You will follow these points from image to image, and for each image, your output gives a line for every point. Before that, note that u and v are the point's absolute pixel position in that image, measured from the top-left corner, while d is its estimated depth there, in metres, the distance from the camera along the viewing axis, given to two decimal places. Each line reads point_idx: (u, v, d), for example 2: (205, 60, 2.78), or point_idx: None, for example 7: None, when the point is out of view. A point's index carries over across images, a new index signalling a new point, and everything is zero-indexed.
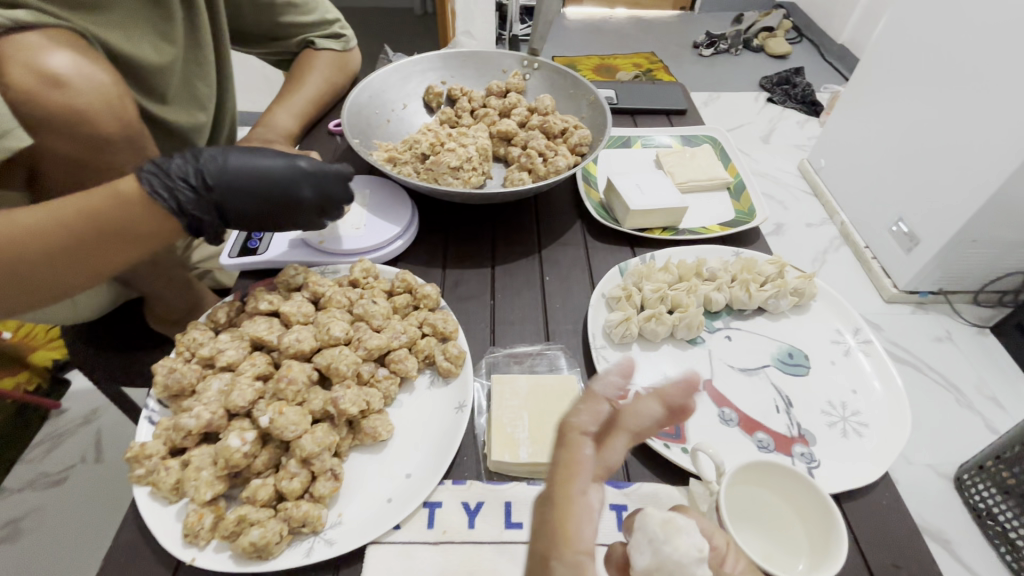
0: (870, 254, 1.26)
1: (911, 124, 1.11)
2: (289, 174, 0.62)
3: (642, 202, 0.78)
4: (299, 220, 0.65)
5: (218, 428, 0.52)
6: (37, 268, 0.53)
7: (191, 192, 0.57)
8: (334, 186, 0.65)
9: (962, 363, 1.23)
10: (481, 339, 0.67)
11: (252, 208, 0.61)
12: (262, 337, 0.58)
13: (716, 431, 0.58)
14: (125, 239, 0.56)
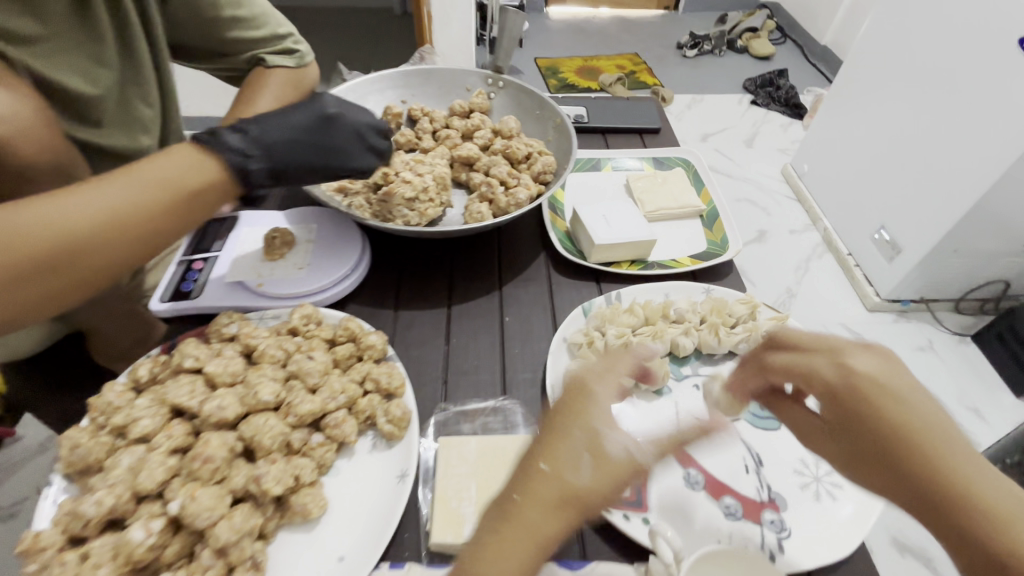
0: (852, 262, 1.23)
1: (894, 133, 1.08)
2: (309, 100, 0.61)
3: (608, 235, 0.73)
4: (335, 144, 0.60)
5: (124, 514, 0.46)
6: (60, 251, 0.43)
7: (232, 132, 0.53)
8: (355, 110, 0.64)
9: (944, 373, 1.20)
10: (431, 393, 0.61)
11: (295, 145, 0.57)
12: (182, 403, 0.52)
13: (680, 500, 0.54)
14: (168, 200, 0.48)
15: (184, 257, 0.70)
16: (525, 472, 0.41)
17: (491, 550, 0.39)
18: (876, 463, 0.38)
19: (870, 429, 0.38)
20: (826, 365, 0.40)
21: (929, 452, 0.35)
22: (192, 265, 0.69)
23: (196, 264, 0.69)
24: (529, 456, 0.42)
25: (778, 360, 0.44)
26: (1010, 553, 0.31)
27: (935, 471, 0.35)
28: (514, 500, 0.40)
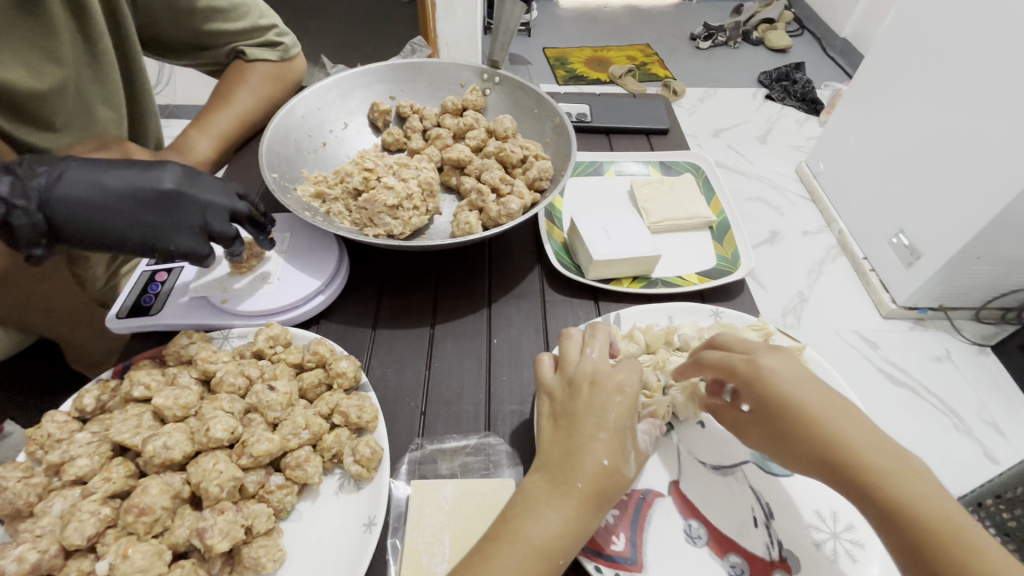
0: (869, 268, 1.13)
1: (916, 130, 1.00)
2: (151, 168, 0.57)
3: (608, 250, 0.67)
4: (158, 223, 0.55)
5: (52, 570, 0.41)
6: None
7: (7, 177, 0.50)
8: (203, 187, 0.59)
9: (963, 386, 1.10)
10: (408, 425, 0.56)
11: (91, 209, 0.53)
12: (125, 440, 0.47)
13: (681, 558, 0.48)
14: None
15: (146, 268, 0.65)
16: (573, 453, 0.44)
17: (543, 509, 0.42)
18: (783, 438, 0.45)
19: (779, 410, 0.45)
20: (740, 362, 0.49)
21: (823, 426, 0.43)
22: (154, 277, 0.64)
23: (159, 276, 0.64)
24: (567, 433, 0.46)
25: (709, 357, 0.51)
26: (902, 501, 0.39)
27: (830, 443, 0.42)
28: (574, 483, 0.43)
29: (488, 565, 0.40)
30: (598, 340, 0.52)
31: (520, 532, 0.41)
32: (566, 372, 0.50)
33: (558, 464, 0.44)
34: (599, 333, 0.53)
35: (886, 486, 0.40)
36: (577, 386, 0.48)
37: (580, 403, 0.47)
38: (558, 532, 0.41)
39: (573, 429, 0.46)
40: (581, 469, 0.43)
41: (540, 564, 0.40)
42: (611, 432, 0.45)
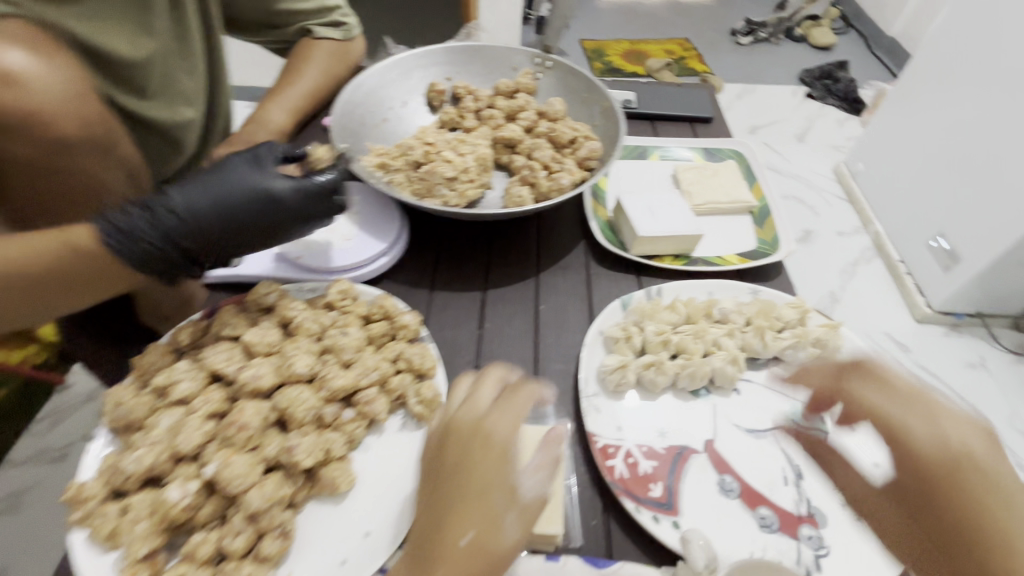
0: (904, 269, 1.12)
1: (963, 131, 1.00)
2: (261, 204, 0.58)
3: (653, 227, 0.70)
4: (283, 238, 0.62)
5: (162, 473, 0.47)
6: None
7: (153, 249, 0.53)
8: (313, 206, 0.61)
9: (997, 396, 1.06)
10: (463, 375, 0.61)
11: (233, 246, 0.58)
12: (220, 369, 0.53)
13: (713, 505, 0.52)
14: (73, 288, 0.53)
15: None
16: (438, 531, 0.38)
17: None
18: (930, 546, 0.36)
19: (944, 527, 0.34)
20: (908, 440, 0.38)
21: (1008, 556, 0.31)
22: None
23: None
24: (439, 495, 0.39)
25: (849, 418, 0.41)
26: None
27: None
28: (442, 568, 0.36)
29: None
30: (490, 380, 0.45)
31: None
32: (448, 418, 0.43)
33: (424, 550, 0.38)
34: (488, 377, 0.45)
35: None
36: (455, 433, 0.42)
37: (458, 460, 0.40)
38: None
39: (445, 491, 0.39)
40: (444, 558, 0.36)
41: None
42: (478, 500, 0.38)
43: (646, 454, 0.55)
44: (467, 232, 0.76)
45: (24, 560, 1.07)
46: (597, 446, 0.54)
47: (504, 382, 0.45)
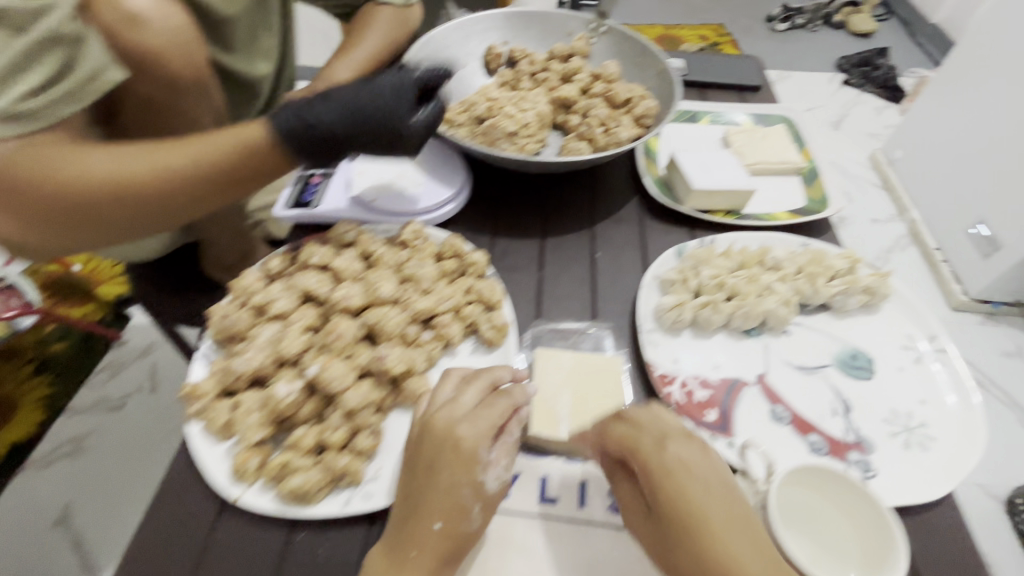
0: (940, 257, 0.99)
1: None
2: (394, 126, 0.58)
3: (707, 181, 0.73)
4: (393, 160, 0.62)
5: (267, 375, 0.53)
6: (151, 219, 0.54)
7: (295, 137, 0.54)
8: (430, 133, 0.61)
9: None
10: (526, 311, 0.66)
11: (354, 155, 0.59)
12: (313, 290, 0.58)
13: (766, 429, 0.55)
14: (234, 190, 0.55)
15: (302, 173, 0.76)
16: (407, 523, 0.43)
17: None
18: (663, 535, 0.42)
19: (674, 518, 0.41)
20: (647, 443, 0.44)
21: (722, 544, 0.39)
22: (310, 179, 0.75)
23: (314, 178, 0.75)
24: (410, 491, 0.44)
25: (615, 431, 0.46)
26: None
27: (721, 564, 0.38)
28: (409, 553, 0.42)
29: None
30: (472, 388, 0.49)
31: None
32: (425, 412, 0.48)
33: (398, 537, 0.43)
34: (476, 383, 0.49)
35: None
36: (423, 429, 0.46)
37: (427, 457, 0.45)
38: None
39: (413, 489, 0.44)
40: (417, 541, 0.42)
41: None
42: (441, 494, 0.43)
43: (701, 384, 0.59)
44: (526, 185, 0.80)
45: (91, 497, 1.10)
46: (656, 373, 0.58)
47: (495, 380, 0.50)
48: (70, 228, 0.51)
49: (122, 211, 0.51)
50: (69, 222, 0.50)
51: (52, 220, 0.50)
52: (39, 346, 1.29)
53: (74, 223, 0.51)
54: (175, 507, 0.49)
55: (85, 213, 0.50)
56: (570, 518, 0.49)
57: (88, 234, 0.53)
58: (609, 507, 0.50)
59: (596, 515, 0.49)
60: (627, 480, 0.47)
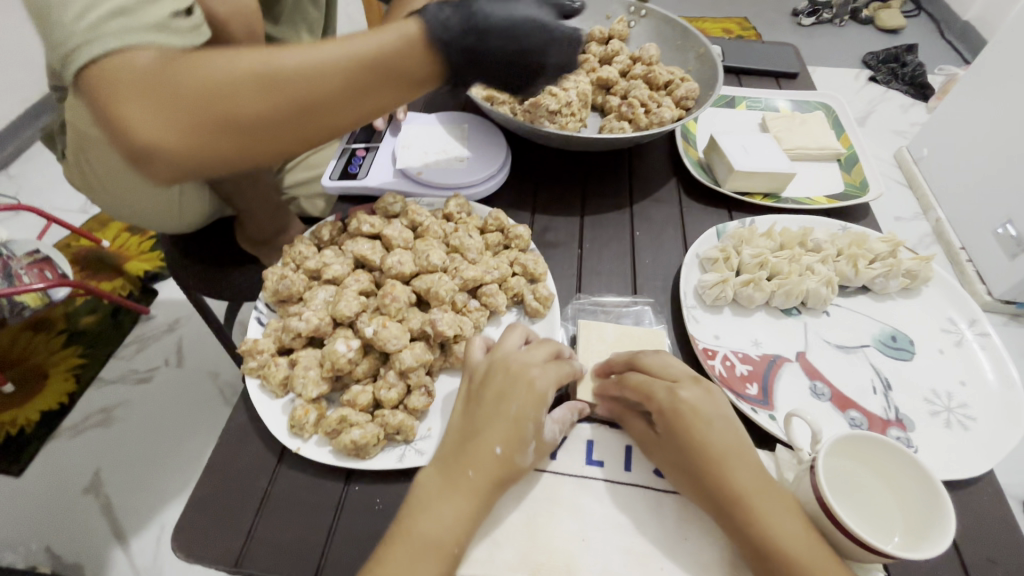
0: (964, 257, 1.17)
1: None
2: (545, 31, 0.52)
3: (748, 163, 0.74)
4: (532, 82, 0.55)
5: (324, 334, 0.55)
6: (292, 112, 0.45)
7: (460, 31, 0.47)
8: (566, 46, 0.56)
9: None
10: (567, 285, 0.67)
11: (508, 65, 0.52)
12: (366, 256, 0.60)
13: (807, 404, 0.56)
14: (391, 83, 0.47)
15: (347, 146, 0.78)
16: (467, 447, 0.46)
17: (435, 505, 0.44)
18: (684, 470, 0.47)
19: (690, 450, 0.47)
20: (661, 391, 0.49)
21: (727, 473, 0.45)
22: (355, 152, 0.77)
23: (359, 152, 0.77)
24: (466, 422, 0.48)
25: (633, 380, 0.51)
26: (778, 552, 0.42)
27: (734, 497, 0.44)
28: (465, 472, 0.45)
29: (384, 568, 0.42)
30: (542, 347, 0.52)
31: (412, 531, 0.43)
32: (491, 356, 0.51)
33: (452, 457, 0.46)
34: (546, 344, 0.52)
35: (763, 521, 0.43)
36: (491, 367, 0.50)
37: (491, 394, 0.48)
38: (451, 526, 0.43)
39: (473, 421, 0.48)
40: (476, 461, 0.45)
41: (431, 557, 0.42)
42: (510, 424, 0.46)
43: (742, 359, 0.60)
44: (565, 163, 0.81)
45: (118, 464, 1.13)
46: (698, 347, 0.59)
47: (556, 351, 0.53)
48: (201, 115, 0.43)
49: (266, 90, 0.43)
50: (205, 102, 0.42)
51: (206, 132, 0.44)
52: (68, 319, 1.32)
53: (209, 105, 0.43)
54: (235, 458, 0.51)
55: (223, 91, 0.43)
56: (617, 480, 0.50)
57: (217, 129, 0.44)
58: (655, 471, 0.51)
59: (641, 478, 0.50)
60: (639, 426, 0.51)
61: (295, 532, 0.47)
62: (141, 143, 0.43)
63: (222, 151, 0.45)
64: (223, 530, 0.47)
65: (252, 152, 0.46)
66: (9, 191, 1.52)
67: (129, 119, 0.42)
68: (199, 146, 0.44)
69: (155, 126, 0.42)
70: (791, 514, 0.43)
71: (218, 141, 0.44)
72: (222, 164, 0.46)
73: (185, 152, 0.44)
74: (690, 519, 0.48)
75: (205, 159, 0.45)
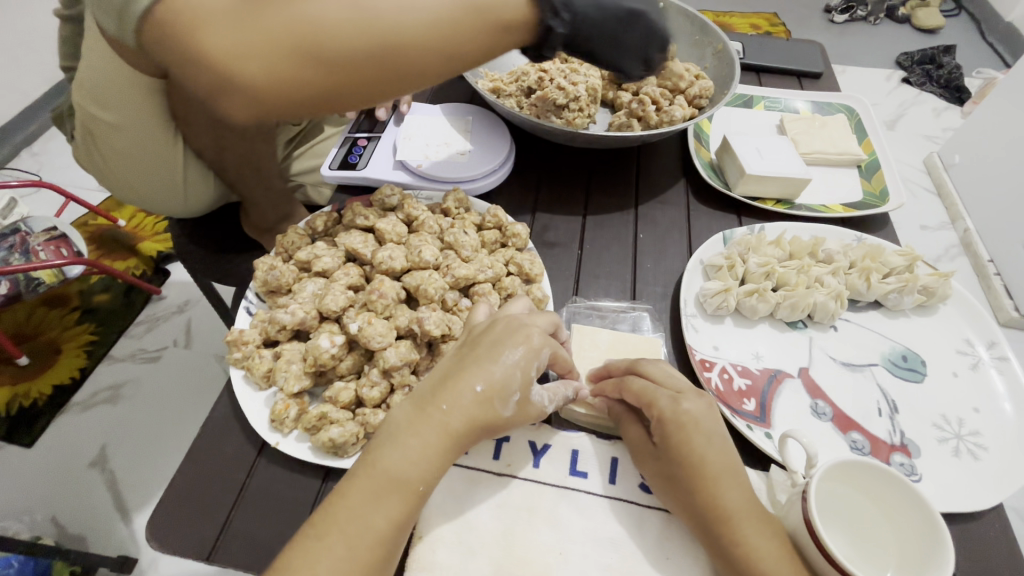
0: (992, 270, 1.11)
1: None
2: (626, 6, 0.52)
3: (760, 167, 0.70)
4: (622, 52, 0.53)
5: (310, 328, 0.54)
6: (369, 43, 0.44)
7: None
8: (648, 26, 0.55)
9: None
10: (564, 287, 0.65)
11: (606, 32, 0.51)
12: (357, 250, 0.59)
13: (805, 423, 0.54)
14: (477, 23, 0.45)
15: (349, 135, 0.76)
16: (446, 386, 0.44)
17: (403, 439, 0.42)
18: (673, 480, 0.45)
19: (681, 460, 0.45)
20: (664, 399, 0.47)
21: (716, 490, 0.43)
22: (356, 142, 0.75)
23: (360, 141, 0.75)
24: (452, 366, 0.46)
25: (634, 385, 0.49)
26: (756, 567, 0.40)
27: (719, 511, 0.43)
28: (440, 408, 0.43)
29: (343, 503, 0.40)
30: (544, 315, 0.51)
31: (378, 462, 0.41)
32: (492, 315, 0.51)
33: (431, 393, 0.44)
34: (547, 313, 0.51)
35: (742, 540, 0.41)
36: (491, 324, 0.49)
37: (486, 345, 0.46)
38: (417, 459, 0.41)
39: (458, 365, 0.46)
40: (455, 399, 0.43)
41: (392, 492, 0.41)
42: (499, 369, 0.45)
43: (740, 372, 0.57)
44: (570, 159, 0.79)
45: (125, 440, 1.15)
46: (695, 357, 0.57)
47: (554, 328, 0.52)
48: (282, 40, 0.43)
49: (344, 15, 0.43)
50: (280, 24, 0.42)
51: (283, 73, 0.44)
52: (82, 296, 1.34)
53: (288, 30, 0.43)
54: (216, 449, 0.51)
55: (304, 17, 0.43)
56: (600, 493, 0.48)
57: (295, 56, 0.43)
58: (639, 485, 0.49)
59: (625, 492, 0.49)
60: (634, 435, 0.49)
61: (269, 529, 0.47)
62: (225, 69, 0.44)
63: (298, 82, 0.45)
64: (199, 523, 0.47)
65: (326, 88, 0.45)
66: (30, 167, 1.54)
67: (214, 44, 0.43)
68: (283, 85, 0.45)
69: (238, 49, 0.43)
70: (771, 536, 0.42)
71: (297, 75, 0.44)
72: (296, 101, 0.46)
73: (263, 81, 0.44)
74: (672, 537, 0.46)
75: (281, 93, 0.45)
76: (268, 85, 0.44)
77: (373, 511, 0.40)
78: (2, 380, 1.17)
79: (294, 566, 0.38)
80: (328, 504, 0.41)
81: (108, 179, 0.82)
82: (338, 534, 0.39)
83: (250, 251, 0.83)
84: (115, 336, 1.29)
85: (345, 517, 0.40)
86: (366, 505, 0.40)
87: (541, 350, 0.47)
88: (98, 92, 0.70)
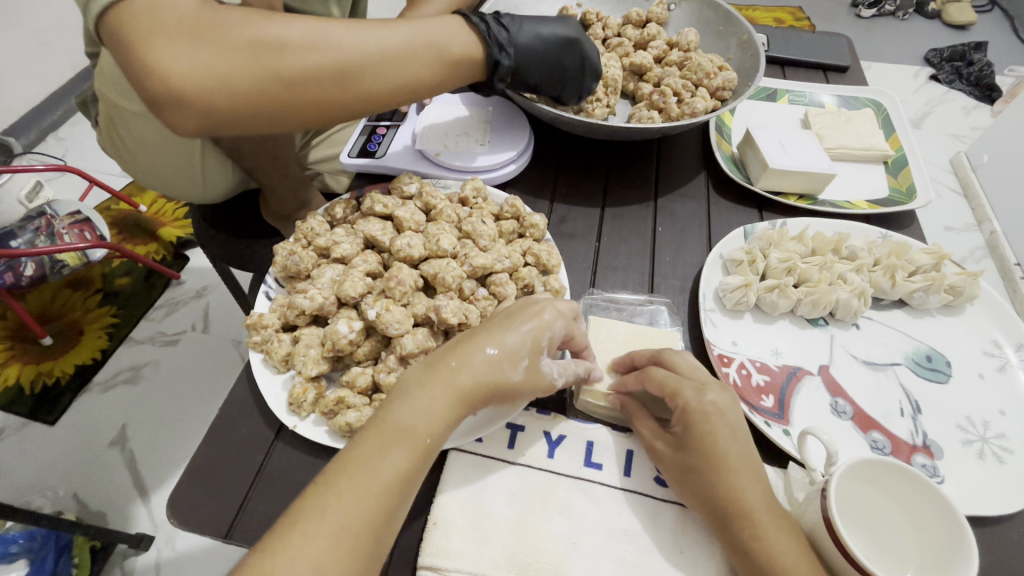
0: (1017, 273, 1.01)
1: None
2: (558, 19, 0.63)
3: (783, 161, 0.69)
4: (561, 66, 0.63)
5: (328, 313, 0.55)
6: (328, 69, 0.47)
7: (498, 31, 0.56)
8: (591, 53, 0.64)
9: None
10: (581, 279, 0.65)
11: (538, 57, 0.61)
12: (376, 237, 0.60)
13: (825, 420, 0.53)
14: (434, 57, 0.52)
15: (368, 123, 0.77)
16: (455, 348, 0.45)
17: (413, 394, 0.43)
18: (688, 469, 0.45)
19: (701, 450, 0.45)
20: (689, 390, 0.47)
21: (735, 484, 0.43)
22: (375, 130, 0.75)
23: (380, 130, 0.76)
24: (464, 335, 0.47)
25: (656, 374, 0.49)
26: (766, 557, 0.40)
27: (733, 498, 0.43)
28: (449, 365, 0.44)
29: (352, 453, 0.40)
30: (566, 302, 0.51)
31: (389, 415, 0.42)
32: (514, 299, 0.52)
33: (440, 356, 0.45)
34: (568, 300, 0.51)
35: (759, 533, 0.41)
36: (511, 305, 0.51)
37: (497, 320, 0.48)
38: (424, 412, 0.42)
39: (467, 334, 0.47)
40: (463, 359, 0.44)
41: (401, 442, 0.41)
42: (507, 334, 0.46)
43: (759, 369, 0.57)
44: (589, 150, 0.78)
45: (144, 421, 1.17)
46: (714, 352, 0.56)
47: (575, 310, 0.51)
48: (244, 61, 0.44)
49: (310, 44, 0.46)
50: (248, 42, 0.44)
51: (239, 88, 0.44)
52: (105, 280, 1.36)
53: (256, 47, 0.44)
54: (235, 430, 0.51)
55: (270, 42, 0.45)
56: (614, 484, 0.48)
57: (255, 74, 0.44)
58: (654, 477, 0.49)
59: (641, 485, 0.48)
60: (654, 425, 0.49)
61: (284, 510, 0.47)
62: (176, 83, 0.43)
63: (249, 96, 0.45)
64: (216, 502, 0.47)
65: (281, 106, 0.47)
66: (57, 152, 1.57)
67: (164, 57, 0.43)
68: (239, 102, 0.45)
69: (194, 67, 0.43)
70: (787, 535, 0.41)
71: (261, 90, 0.45)
72: (247, 118, 0.47)
73: (216, 97, 0.44)
74: (687, 531, 0.45)
75: (233, 109, 0.45)
76: (224, 98, 0.45)
77: (380, 458, 0.40)
78: (27, 360, 1.20)
79: (304, 514, 0.38)
80: (338, 457, 0.41)
81: (132, 166, 0.84)
82: (348, 479, 0.39)
83: (269, 237, 0.84)
84: (135, 318, 1.32)
85: (350, 468, 0.39)
86: (374, 453, 0.40)
87: (539, 317, 0.48)
88: (118, 79, 0.72)
